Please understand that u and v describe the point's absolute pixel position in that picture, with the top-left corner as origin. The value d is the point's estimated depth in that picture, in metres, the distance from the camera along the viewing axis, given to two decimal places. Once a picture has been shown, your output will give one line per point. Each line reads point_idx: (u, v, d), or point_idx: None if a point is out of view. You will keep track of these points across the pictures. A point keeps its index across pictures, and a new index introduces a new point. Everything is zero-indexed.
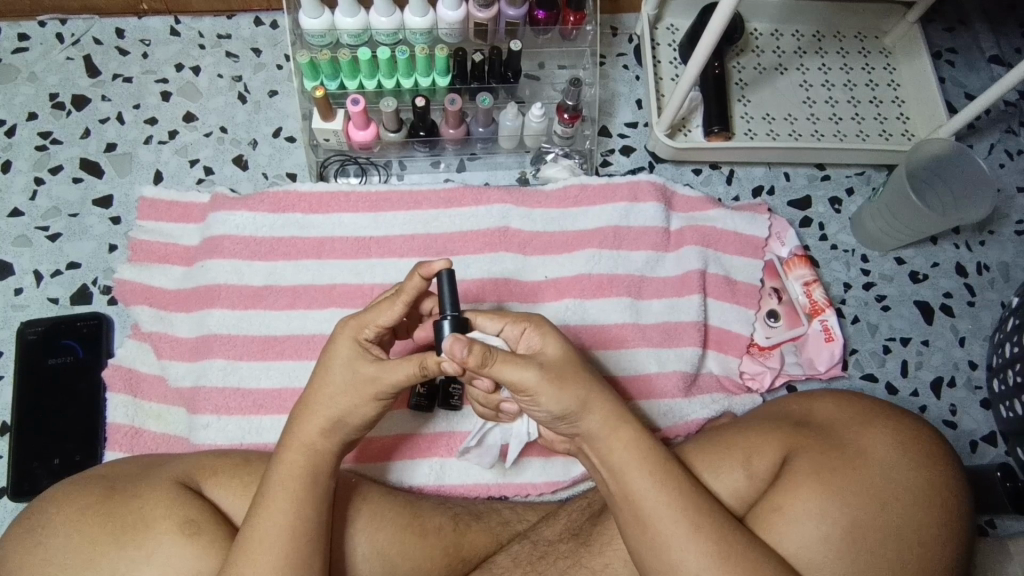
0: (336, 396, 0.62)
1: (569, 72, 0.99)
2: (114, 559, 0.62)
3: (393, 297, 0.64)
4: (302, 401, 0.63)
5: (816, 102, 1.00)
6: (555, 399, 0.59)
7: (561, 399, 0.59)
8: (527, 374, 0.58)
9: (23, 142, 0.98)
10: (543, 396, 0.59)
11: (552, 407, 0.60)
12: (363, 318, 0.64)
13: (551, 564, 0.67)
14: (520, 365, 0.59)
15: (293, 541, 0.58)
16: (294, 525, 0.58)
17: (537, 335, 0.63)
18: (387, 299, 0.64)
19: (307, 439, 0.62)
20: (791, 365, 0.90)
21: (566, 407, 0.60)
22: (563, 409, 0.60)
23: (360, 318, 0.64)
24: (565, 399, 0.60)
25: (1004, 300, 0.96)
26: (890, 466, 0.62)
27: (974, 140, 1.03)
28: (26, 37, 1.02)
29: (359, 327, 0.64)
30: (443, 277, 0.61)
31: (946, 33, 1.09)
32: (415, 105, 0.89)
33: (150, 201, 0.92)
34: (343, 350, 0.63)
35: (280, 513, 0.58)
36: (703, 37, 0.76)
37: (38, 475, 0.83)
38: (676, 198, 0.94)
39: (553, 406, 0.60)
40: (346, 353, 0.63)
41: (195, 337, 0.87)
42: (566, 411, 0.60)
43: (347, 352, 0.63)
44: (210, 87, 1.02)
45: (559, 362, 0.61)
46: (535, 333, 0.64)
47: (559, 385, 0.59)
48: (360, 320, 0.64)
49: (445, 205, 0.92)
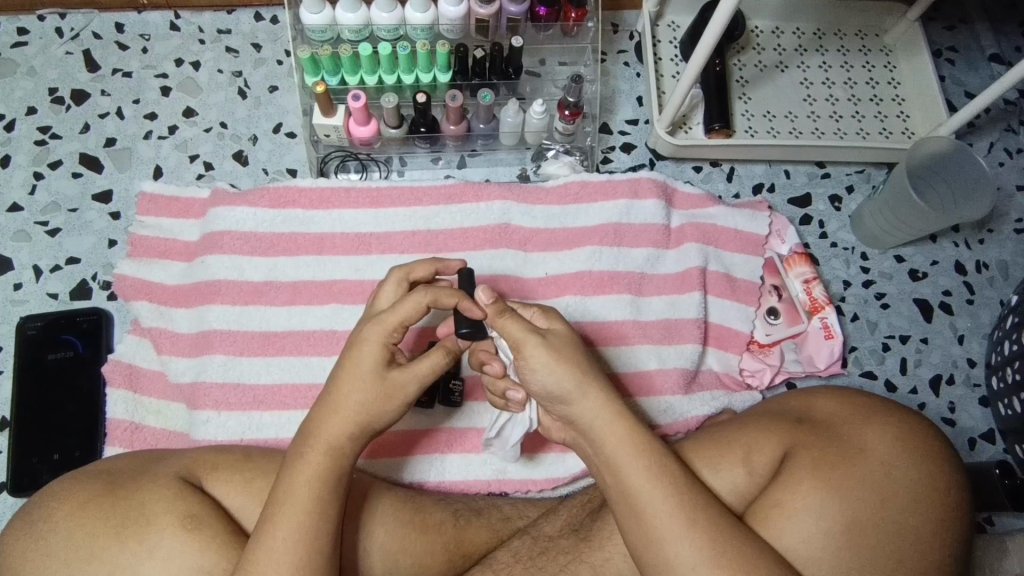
0: (364, 398, 0.62)
1: (571, 68, 0.99)
2: (116, 554, 0.61)
3: (420, 300, 0.65)
4: (328, 402, 0.63)
5: (817, 100, 1.00)
6: (546, 369, 0.62)
7: (553, 372, 0.62)
8: (529, 337, 0.63)
9: (22, 137, 0.98)
10: (538, 364, 0.63)
11: (547, 380, 0.62)
12: (390, 320, 0.64)
13: (551, 559, 0.67)
14: (525, 328, 0.64)
15: (314, 541, 0.58)
16: (313, 524, 0.58)
17: (544, 317, 0.68)
18: (413, 299, 0.65)
19: (334, 439, 0.61)
20: (791, 362, 0.90)
21: (560, 383, 0.62)
22: (558, 386, 0.62)
23: (388, 321, 0.64)
24: (560, 374, 0.62)
25: (1003, 298, 0.96)
26: (889, 461, 0.62)
27: (974, 138, 1.03)
28: (25, 31, 1.02)
29: (387, 330, 0.64)
30: (462, 275, 0.72)
31: (947, 31, 1.09)
32: (417, 101, 0.89)
33: (150, 196, 0.92)
34: (371, 352, 0.63)
35: (300, 514, 0.58)
36: (703, 37, 0.77)
37: (38, 470, 0.82)
38: (677, 195, 0.94)
39: (547, 377, 0.62)
40: (375, 357, 0.63)
41: (195, 333, 0.87)
42: (562, 390, 0.62)
43: (375, 357, 0.63)
44: (210, 82, 1.02)
45: (562, 339, 0.65)
46: (541, 314, 0.68)
47: (555, 357, 0.62)
48: (390, 322, 0.64)
49: (445, 202, 0.92)
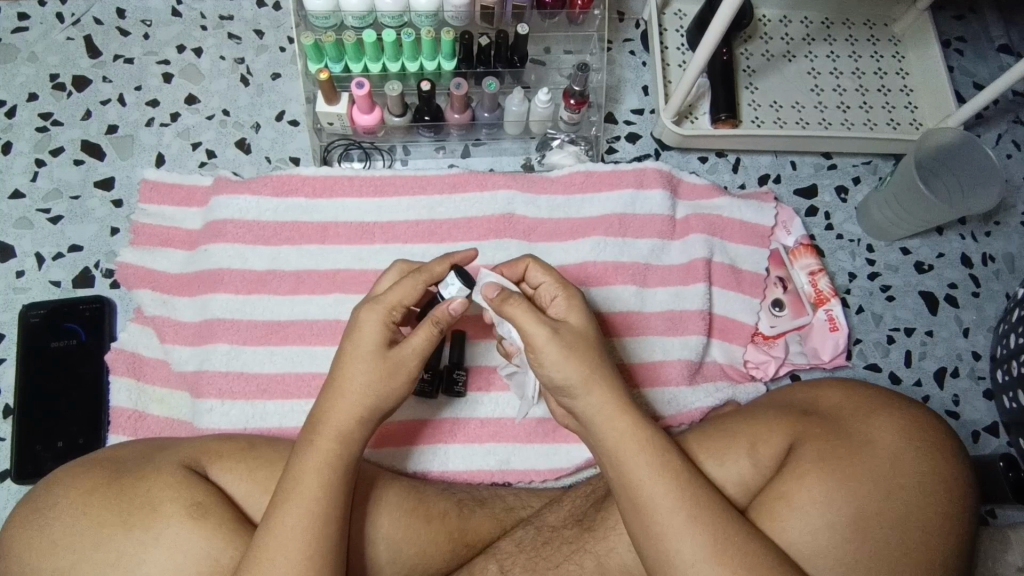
0: (365, 383, 0.62)
1: (576, 57, 0.98)
2: (123, 542, 0.62)
3: (416, 278, 0.65)
4: (332, 385, 0.63)
5: (825, 90, 0.99)
6: (556, 365, 0.62)
7: (561, 367, 0.61)
8: (540, 331, 0.62)
9: (23, 123, 0.97)
10: (548, 359, 0.62)
11: (554, 375, 0.62)
12: (386, 300, 0.64)
13: (555, 549, 0.68)
14: (534, 322, 0.62)
15: (322, 529, 0.57)
16: (322, 510, 0.58)
17: (564, 305, 0.67)
18: (410, 278, 0.65)
19: (343, 425, 0.61)
20: (796, 354, 0.90)
21: (565, 377, 0.61)
22: (563, 380, 0.62)
23: (386, 301, 0.64)
24: (566, 369, 0.61)
25: (1009, 291, 0.95)
26: (895, 455, 0.62)
27: (982, 130, 1.03)
28: (26, 16, 1.01)
29: (387, 310, 0.64)
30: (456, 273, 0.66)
31: (956, 21, 1.08)
32: (421, 89, 0.87)
33: (152, 183, 0.91)
34: (372, 334, 0.63)
35: (308, 499, 0.58)
36: (703, 37, 0.78)
37: (42, 458, 0.82)
38: (683, 185, 0.93)
39: (556, 372, 0.62)
40: (376, 337, 0.63)
41: (198, 321, 0.86)
42: (567, 382, 0.62)
43: (373, 337, 0.63)
44: (212, 69, 1.01)
45: (573, 333, 0.64)
46: (562, 299, 0.67)
47: (564, 351, 0.62)
48: (387, 302, 0.64)
49: (450, 190, 0.91)
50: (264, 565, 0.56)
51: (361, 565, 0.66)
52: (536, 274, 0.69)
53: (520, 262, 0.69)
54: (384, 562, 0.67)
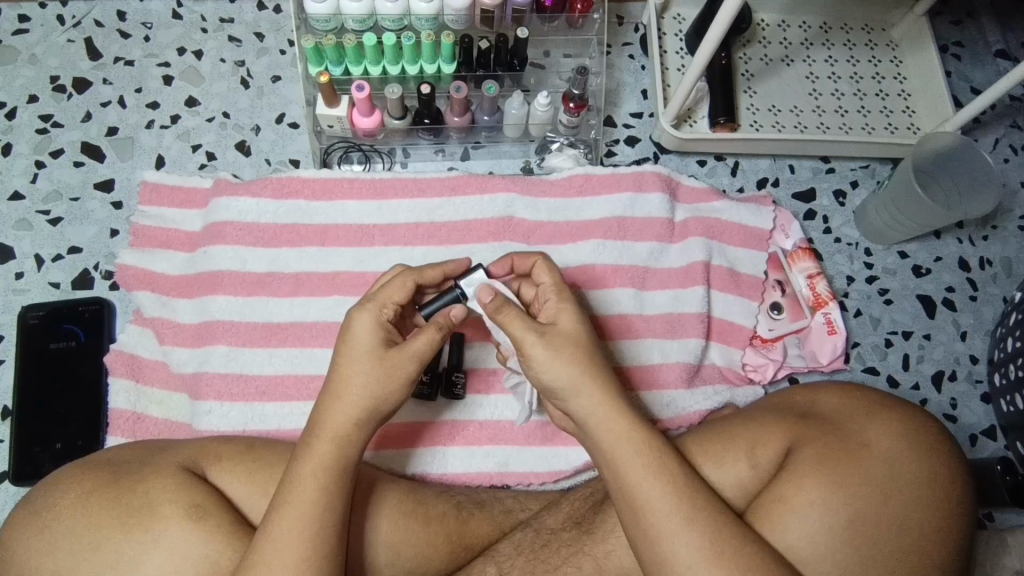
0: (365, 387, 0.62)
1: (576, 60, 0.98)
2: (120, 544, 0.62)
3: (406, 277, 0.67)
4: (329, 388, 0.63)
5: (822, 94, 0.99)
6: (545, 367, 0.62)
7: (551, 369, 0.62)
8: (529, 337, 0.62)
9: (24, 124, 0.97)
10: (537, 363, 0.62)
11: (552, 376, 0.62)
12: (380, 298, 0.65)
13: (553, 552, 0.68)
14: (525, 327, 0.63)
15: (321, 531, 0.57)
16: (321, 515, 0.58)
17: (554, 309, 0.66)
18: (400, 276, 0.67)
19: (339, 428, 0.61)
20: (794, 357, 0.90)
21: (558, 380, 0.62)
22: (553, 383, 0.62)
23: (378, 299, 0.65)
24: (557, 370, 0.62)
25: (1007, 295, 0.96)
26: (892, 458, 0.62)
27: (979, 134, 1.03)
28: (26, 19, 1.01)
29: (379, 310, 0.65)
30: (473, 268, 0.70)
31: (954, 26, 1.08)
32: (421, 92, 0.88)
33: (152, 185, 0.91)
34: (366, 335, 0.64)
35: (307, 504, 0.58)
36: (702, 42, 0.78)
37: (40, 459, 0.82)
38: (682, 188, 0.93)
39: (548, 373, 0.62)
40: (371, 338, 0.64)
41: (197, 323, 0.86)
42: (559, 386, 0.62)
43: (369, 336, 0.64)
44: (213, 71, 1.01)
45: (562, 335, 0.63)
46: (552, 302, 0.66)
47: (558, 351, 0.62)
48: (379, 300, 0.65)
49: (450, 193, 0.91)
50: (262, 567, 0.56)
51: (360, 567, 0.66)
52: (542, 273, 0.68)
53: (530, 258, 0.70)
54: (383, 565, 0.67)
